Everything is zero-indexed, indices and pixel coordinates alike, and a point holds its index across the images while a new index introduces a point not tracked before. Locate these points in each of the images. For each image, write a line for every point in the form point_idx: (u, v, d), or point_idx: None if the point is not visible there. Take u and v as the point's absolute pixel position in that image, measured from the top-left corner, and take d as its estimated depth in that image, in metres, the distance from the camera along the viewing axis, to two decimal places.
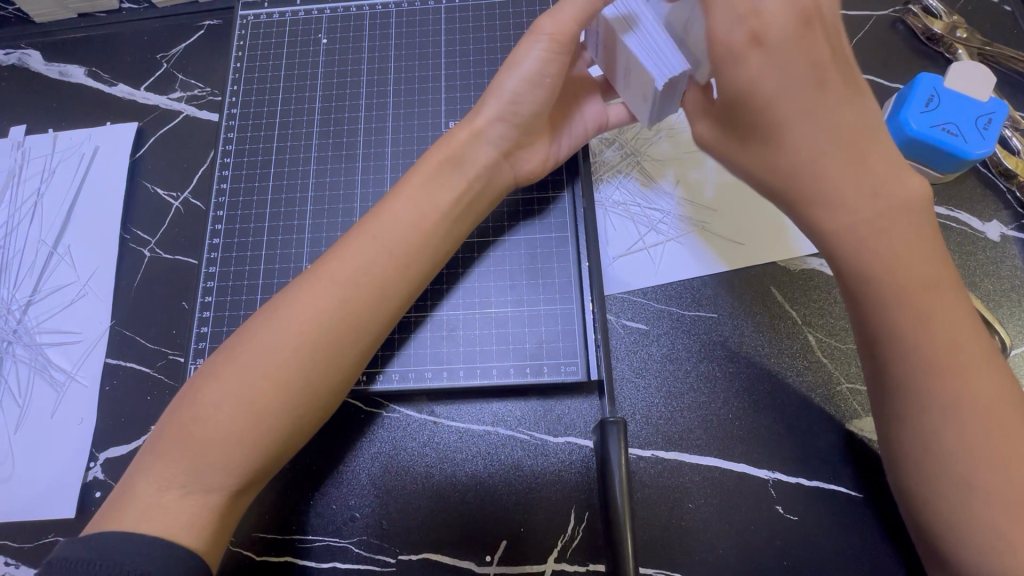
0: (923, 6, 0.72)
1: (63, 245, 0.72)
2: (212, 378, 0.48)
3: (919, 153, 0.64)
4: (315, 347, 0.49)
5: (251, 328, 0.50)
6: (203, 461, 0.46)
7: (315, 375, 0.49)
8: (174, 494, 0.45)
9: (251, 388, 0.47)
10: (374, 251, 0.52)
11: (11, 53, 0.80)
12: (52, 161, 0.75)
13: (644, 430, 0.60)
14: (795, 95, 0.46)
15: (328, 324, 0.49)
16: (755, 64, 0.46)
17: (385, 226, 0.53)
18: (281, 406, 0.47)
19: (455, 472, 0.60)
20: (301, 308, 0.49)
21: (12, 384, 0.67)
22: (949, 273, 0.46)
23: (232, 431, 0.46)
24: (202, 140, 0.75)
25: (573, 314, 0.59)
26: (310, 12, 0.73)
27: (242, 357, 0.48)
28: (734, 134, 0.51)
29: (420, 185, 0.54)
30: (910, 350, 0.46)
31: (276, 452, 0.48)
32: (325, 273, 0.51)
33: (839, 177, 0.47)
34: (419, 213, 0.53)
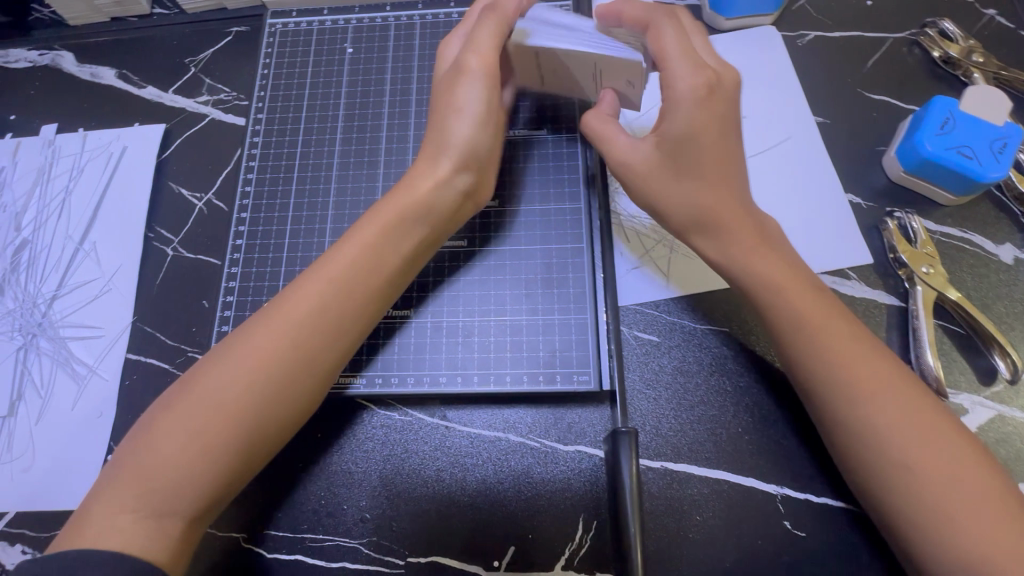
0: (939, 30, 0.73)
1: (89, 241, 0.73)
2: (169, 408, 0.50)
3: (933, 175, 0.65)
4: (270, 380, 0.51)
5: (210, 361, 0.52)
6: (155, 487, 0.47)
7: (265, 408, 0.50)
8: (127, 517, 0.46)
9: (205, 419, 0.49)
10: (326, 287, 0.54)
11: (44, 54, 0.82)
12: (80, 159, 0.77)
13: (653, 441, 0.61)
14: (721, 143, 0.56)
15: (284, 359, 0.51)
16: (698, 113, 0.55)
17: (336, 264, 0.55)
18: (237, 437, 0.49)
19: (465, 476, 0.61)
20: (257, 344, 0.51)
21: (34, 375, 0.68)
22: (826, 298, 0.56)
23: (185, 461, 0.48)
24: (227, 142, 0.77)
25: (587, 323, 0.60)
26: (336, 22, 0.75)
27: (198, 389, 0.50)
28: (663, 168, 0.57)
29: (375, 223, 0.56)
30: (829, 353, 0.53)
31: (229, 479, 0.49)
32: (283, 310, 0.53)
33: (739, 216, 0.57)
34: (368, 250, 0.55)
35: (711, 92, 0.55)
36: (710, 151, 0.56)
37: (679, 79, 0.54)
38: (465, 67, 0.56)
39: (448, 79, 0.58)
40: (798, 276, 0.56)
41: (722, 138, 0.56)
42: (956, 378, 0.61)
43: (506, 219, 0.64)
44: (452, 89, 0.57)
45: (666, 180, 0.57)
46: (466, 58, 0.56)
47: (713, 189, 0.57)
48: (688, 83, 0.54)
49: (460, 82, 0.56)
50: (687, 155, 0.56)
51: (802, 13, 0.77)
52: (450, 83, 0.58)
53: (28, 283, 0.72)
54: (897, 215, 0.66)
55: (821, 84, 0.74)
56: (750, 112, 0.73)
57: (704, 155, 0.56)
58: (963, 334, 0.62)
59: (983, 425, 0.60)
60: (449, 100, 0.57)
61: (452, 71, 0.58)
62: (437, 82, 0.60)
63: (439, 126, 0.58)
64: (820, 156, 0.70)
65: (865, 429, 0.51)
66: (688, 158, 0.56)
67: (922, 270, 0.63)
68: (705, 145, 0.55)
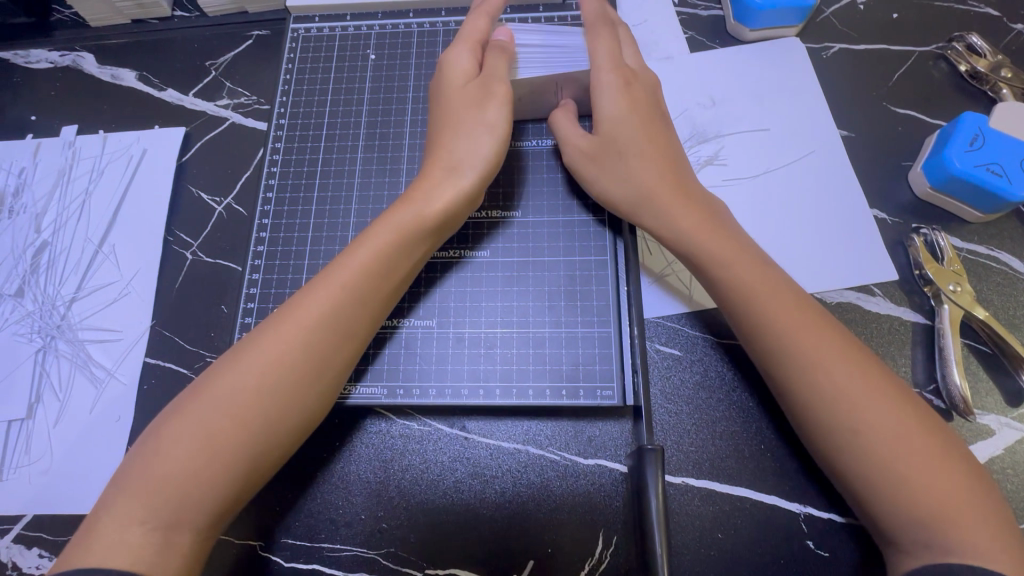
0: (967, 44, 0.72)
1: (108, 244, 0.73)
2: (177, 417, 0.49)
3: (961, 192, 0.65)
4: (276, 390, 0.50)
5: (219, 369, 0.51)
6: (163, 498, 0.46)
7: (274, 416, 0.50)
8: (136, 529, 0.45)
9: (211, 429, 0.48)
10: (336, 293, 0.53)
11: (65, 55, 0.82)
12: (101, 162, 0.77)
13: (675, 456, 0.60)
14: (648, 124, 0.60)
15: (290, 370, 0.51)
16: (618, 94, 0.59)
17: (345, 270, 0.54)
18: (239, 447, 0.48)
19: (484, 488, 0.60)
20: (266, 353, 0.51)
21: (53, 378, 0.68)
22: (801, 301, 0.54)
23: (191, 471, 0.47)
24: (247, 147, 0.77)
25: (610, 337, 0.60)
26: (359, 28, 0.74)
27: (208, 399, 0.49)
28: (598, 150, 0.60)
29: (384, 232, 0.56)
30: (803, 363, 0.51)
31: (239, 488, 0.49)
32: (290, 319, 0.52)
33: (681, 196, 0.58)
34: (377, 261, 0.55)
35: (630, 82, 0.60)
36: (633, 131, 0.59)
37: (601, 66, 0.59)
38: (489, 88, 0.58)
39: (468, 93, 0.59)
40: (760, 274, 0.54)
41: (649, 126, 0.60)
42: (982, 398, 0.61)
43: (528, 231, 0.64)
44: (473, 106, 0.58)
45: (602, 166, 0.60)
46: (494, 82, 0.58)
47: (647, 164, 0.58)
48: (610, 72, 0.59)
49: (486, 103, 0.58)
50: (615, 140, 0.59)
51: (826, 25, 0.77)
52: (472, 98, 0.59)
53: (47, 285, 0.72)
54: (924, 231, 0.66)
55: (846, 97, 0.73)
56: (773, 125, 0.72)
57: (631, 140, 0.59)
58: (989, 354, 0.62)
59: (1010, 446, 0.59)
60: (469, 118, 0.58)
61: (472, 88, 0.59)
62: (446, 91, 0.60)
63: (451, 141, 0.59)
64: (845, 170, 0.70)
65: (843, 442, 0.49)
66: (617, 143, 0.59)
67: (949, 288, 0.62)
68: (632, 130, 0.59)
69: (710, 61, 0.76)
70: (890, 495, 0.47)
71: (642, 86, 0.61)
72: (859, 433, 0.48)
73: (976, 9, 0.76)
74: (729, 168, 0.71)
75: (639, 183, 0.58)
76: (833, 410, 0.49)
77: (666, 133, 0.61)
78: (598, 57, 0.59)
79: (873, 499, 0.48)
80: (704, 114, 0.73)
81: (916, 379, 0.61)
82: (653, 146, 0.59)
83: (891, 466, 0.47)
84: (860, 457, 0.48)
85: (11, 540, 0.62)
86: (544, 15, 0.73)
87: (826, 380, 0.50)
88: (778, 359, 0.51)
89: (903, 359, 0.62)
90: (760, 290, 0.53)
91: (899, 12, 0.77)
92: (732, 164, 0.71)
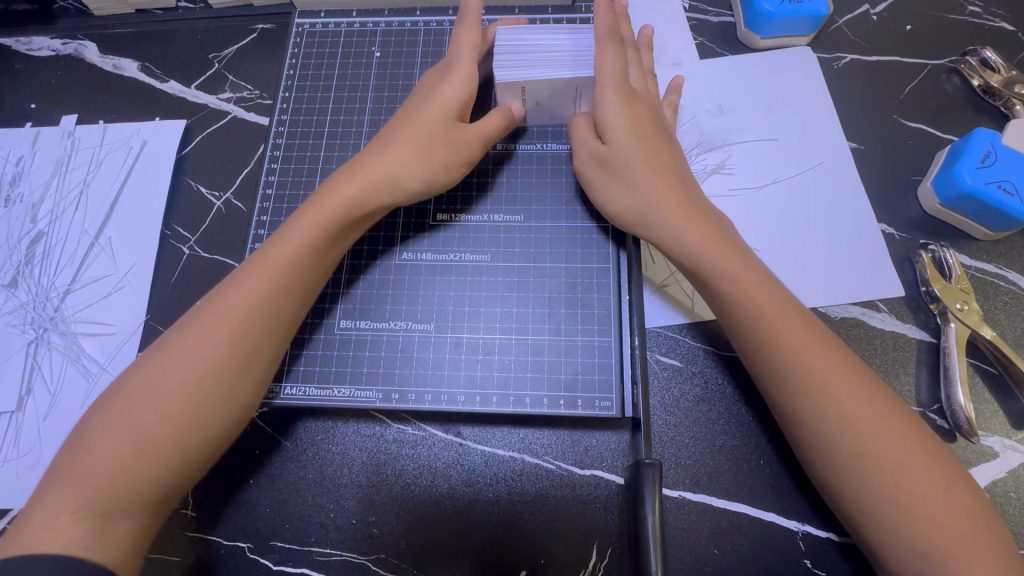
0: (981, 58, 0.71)
1: (104, 236, 0.72)
2: (104, 412, 0.49)
3: (971, 210, 0.64)
4: (207, 378, 0.50)
5: (145, 362, 0.51)
6: (92, 489, 0.46)
7: (202, 404, 0.50)
8: (66, 519, 0.45)
9: (142, 420, 0.48)
10: (260, 283, 0.53)
11: (67, 43, 0.81)
12: (100, 152, 0.76)
13: (673, 470, 0.59)
14: (653, 139, 0.59)
15: (220, 359, 0.51)
16: (618, 110, 0.59)
17: (269, 259, 0.54)
18: (171, 438, 0.48)
19: (478, 496, 0.59)
20: (194, 343, 0.51)
21: (45, 370, 0.67)
22: (796, 314, 0.53)
23: (122, 463, 0.47)
24: (248, 141, 0.76)
25: (611, 347, 0.59)
26: (365, 24, 0.74)
27: (132, 392, 0.49)
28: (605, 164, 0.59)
29: (310, 219, 0.55)
30: (798, 382, 0.50)
31: (174, 477, 0.49)
32: (218, 309, 0.52)
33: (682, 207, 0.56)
34: (305, 249, 0.55)
35: (631, 102, 0.60)
36: (637, 145, 0.58)
37: (602, 85, 0.59)
38: (428, 100, 0.60)
39: (437, 124, 0.58)
40: (758, 286, 0.53)
41: (652, 142, 0.59)
42: (987, 420, 0.60)
43: (531, 235, 0.63)
44: (443, 142, 0.59)
45: (612, 180, 0.59)
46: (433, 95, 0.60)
47: (652, 174, 0.57)
48: (611, 92, 0.59)
49: (451, 140, 0.59)
50: (625, 158, 0.58)
51: (838, 35, 0.76)
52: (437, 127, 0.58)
53: (42, 276, 0.72)
54: (931, 247, 0.65)
55: (857, 108, 0.72)
56: (782, 134, 0.71)
57: (638, 155, 0.58)
58: (994, 374, 0.61)
59: (1014, 469, 0.58)
60: (424, 145, 0.58)
61: (440, 113, 0.59)
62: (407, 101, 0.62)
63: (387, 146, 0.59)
64: (854, 183, 0.69)
65: (841, 464, 0.48)
66: (627, 161, 0.58)
67: (956, 306, 0.61)
68: (638, 145, 0.58)
69: (719, 68, 0.75)
70: (890, 518, 0.46)
71: (643, 105, 0.61)
72: (857, 453, 0.48)
73: (991, 23, 0.75)
74: (735, 178, 0.70)
75: (645, 196, 0.57)
76: (835, 430, 0.48)
77: (668, 149, 0.60)
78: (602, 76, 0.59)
79: (873, 521, 0.47)
80: (712, 122, 0.72)
81: (920, 398, 0.60)
82: (659, 160, 0.58)
83: (889, 489, 0.47)
84: (861, 478, 0.47)
85: None
86: (553, 16, 0.72)
87: (825, 399, 0.49)
88: (778, 376, 0.51)
89: (907, 377, 0.61)
90: (761, 306, 0.52)
91: (912, 24, 0.76)
92: (739, 174, 0.70)
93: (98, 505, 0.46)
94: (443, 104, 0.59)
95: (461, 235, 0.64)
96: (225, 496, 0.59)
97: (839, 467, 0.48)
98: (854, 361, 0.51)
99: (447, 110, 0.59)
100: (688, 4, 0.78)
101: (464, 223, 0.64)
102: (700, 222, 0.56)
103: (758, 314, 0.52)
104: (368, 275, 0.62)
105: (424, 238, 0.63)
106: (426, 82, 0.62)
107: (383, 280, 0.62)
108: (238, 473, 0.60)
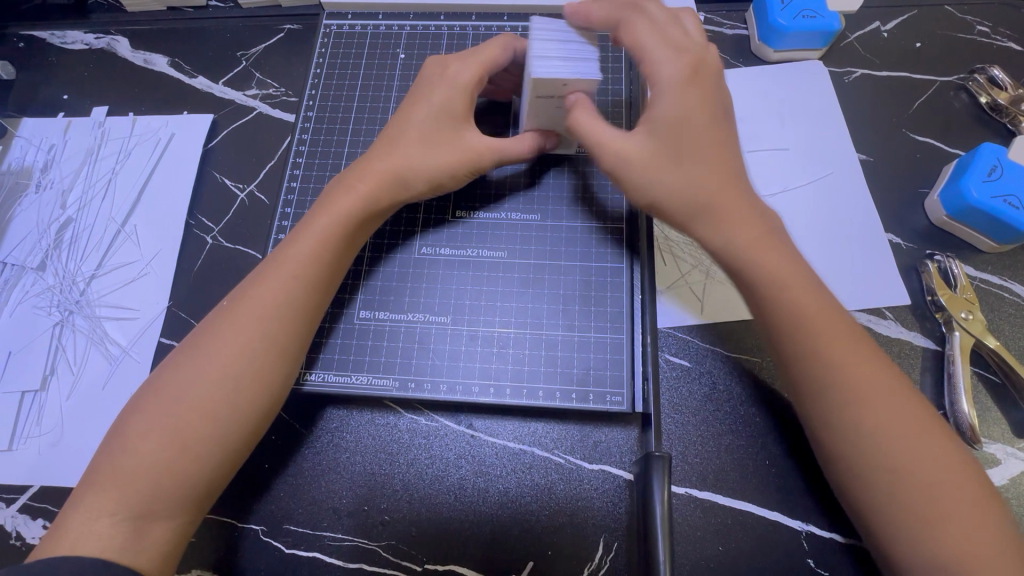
0: (988, 77, 0.73)
1: (130, 224, 0.74)
2: (139, 414, 0.51)
3: (977, 221, 0.65)
4: (237, 376, 0.52)
5: (174, 366, 0.53)
6: (133, 487, 0.48)
7: (239, 400, 0.51)
8: (107, 520, 0.47)
9: (176, 422, 0.50)
10: (283, 281, 0.55)
11: (100, 37, 0.84)
12: (129, 143, 0.78)
13: (681, 467, 0.60)
14: (716, 124, 0.57)
15: (250, 356, 0.52)
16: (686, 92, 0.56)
17: (287, 258, 0.56)
18: (207, 434, 0.50)
19: (489, 486, 0.61)
20: (225, 342, 0.52)
21: (68, 351, 0.69)
22: None
23: (162, 462, 0.49)
24: (273, 136, 0.78)
25: (622, 344, 0.60)
26: (390, 27, 0.76)
27: (166, 394, 0.51)
28: (670, 149, 0.55)
29: (325, 220, 0.57)
30: (798, 386, 0.52)
31: (212, 468, 0.51)
32: (244, 308, 0.54)
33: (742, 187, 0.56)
34: (325, 245, 0.56)
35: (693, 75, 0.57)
36: (703, 130, 0.56)
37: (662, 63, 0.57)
38: (430, 92, 0.62)
39: (439, 127, 0.60)
40: None
41: (714, 120, 0.57)
42: (989, 428, 0.61)
43: (547, 234, 0.65)
44: (444, 144, 0.60)
45: (664, 170, 0.55)
46: (440, 87, 0.62)
47: (716, 168, 0.55)
48: (671, 66, 0.57)
49: (455, 142, 0.60)
50: (685, 135, 0.55)
51: (850, 50, 0.78)
52: (442, 130, 0.60)
53: (69, 260, 0.74)
54: (938, 257, 0.66)
55: (866, 122, 0.74)
56: (792, 144, 0.73)
57: (692, 139, 0.56)
58: (998, 383, 0.62)
59: (1015, 476, 0.59)
60: (428, 144, 0.60)
61: (441, 116, 0.60)
62: (418, 81, 0.64)
63: (392, 141, 0.60)
64: (863, 192, 0.70)
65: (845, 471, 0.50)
66: (680, 141, 0.55)
67: (961, 315, 0.63)
68: (693, 125, 0.56)
69: (732, 78, 0.77)
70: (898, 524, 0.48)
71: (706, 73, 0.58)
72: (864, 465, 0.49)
73: (999, 42, 0.77)
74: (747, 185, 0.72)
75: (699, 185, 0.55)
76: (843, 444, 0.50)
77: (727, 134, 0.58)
78: (657, 59, 0.58)
79: (878, 522, 0.49)
80: None
81: None
82: (715, 141, 0.56)
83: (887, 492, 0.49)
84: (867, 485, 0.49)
85: (16, 509, 0.62)
86: None
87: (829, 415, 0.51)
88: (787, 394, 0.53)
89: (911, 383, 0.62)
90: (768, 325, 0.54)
91: (921, 42, 0.78)
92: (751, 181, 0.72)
93: (136, 503, 0.48)
94: (443, 108, 0.61)
95: (478, 232, 0.65)
96: (242, 480, 0.61)
97: (841, 472, 0.50)
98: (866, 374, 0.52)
99: (448, 115, 0.61)
100: (704, 17, 0.80)
101: (481, 220, 0.66)
102: (756, 207, 0.55)
103: (771, 322, 0.53)
104: (388, 267, 0.64)
105: (443, 233, 0.65)
106: (427, 78, 0.63)
107: (402, 274, 0.64)
108: (254, 458, 0.61)
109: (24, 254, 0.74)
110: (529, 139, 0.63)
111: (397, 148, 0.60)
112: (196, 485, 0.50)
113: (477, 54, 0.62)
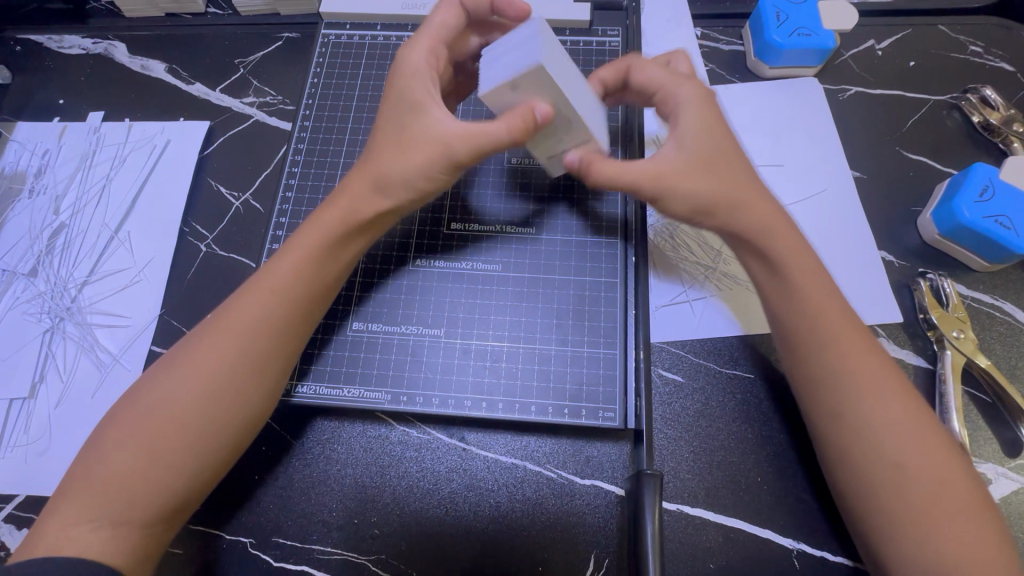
0: (981, 96, 0.73)
1: (124, 231, 0.74)
2: (118, 422, 0.51)
3: (970, 241, 0.65)
4: (214, 389, 0.51)
5: (152, 378, 0.53)
6: (109, 496, 0.48)
7: (212, 413, 0.51)
8: (86, 528, 0.47)
9: (153, 432, 0.50)
10: (267, 296, 0.54)
11: (97, 42, 0.84)
12: (124, 149, 0.78)
13: (673, 483, 0.60)
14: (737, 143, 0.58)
15: (228, 369, 0.52)
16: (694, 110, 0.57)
17: (271, 276, 0.56)
18: (183, 445, 0.50)
19: (480, 501, 0.60)
20: (199, 354, 0.52)
21: (58, 358, 0.69)
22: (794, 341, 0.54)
23: (138, 471, 0.49)
24: (269, 145, 0.78)
25: (615, 359, 0.60)
26: (388, 38, 0.76)
27: (142, 404, 0.51)
28: (704, 162, 0.55)
29: (307, 236, 0.57)
30: None
31: (195, 480, 0.50)
32: (224, 320, 0.54)
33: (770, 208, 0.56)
34: (305, 260, 0.56)
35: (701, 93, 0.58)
36: (729, 148, 0.57)
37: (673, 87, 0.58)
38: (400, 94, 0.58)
39: (405, 122, 0.56)
40: None
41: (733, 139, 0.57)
42: (980, 447, 0.61)
43: (541, 247, 0.65)
44: (411, 130, 0.55)
45: (708, 184, 0.54)
46: (402, 81, 0.58)
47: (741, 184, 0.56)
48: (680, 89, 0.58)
49: (419, 132, 0.55)
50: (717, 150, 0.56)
51: (844, 67, 0.78)
52: (402, 125, 0.56)
53: (61, 266, 0.73)
54: (929, 276, 0.66)
55: (860, 140, 0.75)
56: (787, 160, 0.74)
57: (717, 154, 0.56)
58: (989, 403, 0.62)
59: (1006, 496, 0.59)
60: (398, 145, 0.56)
61: (406, 111, 0.57)
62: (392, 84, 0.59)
63: (372, 155, 0.58)
64: (857, 210, 0.71)
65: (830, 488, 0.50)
66: (716, 156, 0.55)
67: (953, 334, 0.63)
68: (714, 139, 0.56)
69: (729, 93, 0.77)
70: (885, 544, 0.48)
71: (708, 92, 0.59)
72: None
73: (992, 62, 0.78)
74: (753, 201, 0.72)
75: (734, 203, 0.55)
76: None
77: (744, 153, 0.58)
78: (672, 83, 0.59)
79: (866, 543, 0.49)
80: None
81: None
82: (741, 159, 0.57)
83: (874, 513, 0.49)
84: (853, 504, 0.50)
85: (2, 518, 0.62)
86: (571, 39, 0.75)
87: None
88: None
89: None
90: None
91: (915, 61, 0.79)
92: None
93: (113, 512, 0.48)
94: (406, 103, 0.57)
95: (473, 245, 0.65)
96: (231, 491, 0.60)
97: None
98: (856, 391, 0.52)
99: (408, 105, 0.57)
100: (701, 32, 0.81)
101: (477, 233, 0.66)
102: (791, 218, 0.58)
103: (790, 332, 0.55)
104: (382, 279, 0.64)
105: (439, 245, 0.65)
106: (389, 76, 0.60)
107: (397, 287, 0.64)
108: (244, 469, 0.61)
109: (16, 259, 0.74)
110: (507, 119, 0.51)
111: (374, 157, 0.57)
112: (178, 495, 0.50)
113: (426, 39, 0.60)
